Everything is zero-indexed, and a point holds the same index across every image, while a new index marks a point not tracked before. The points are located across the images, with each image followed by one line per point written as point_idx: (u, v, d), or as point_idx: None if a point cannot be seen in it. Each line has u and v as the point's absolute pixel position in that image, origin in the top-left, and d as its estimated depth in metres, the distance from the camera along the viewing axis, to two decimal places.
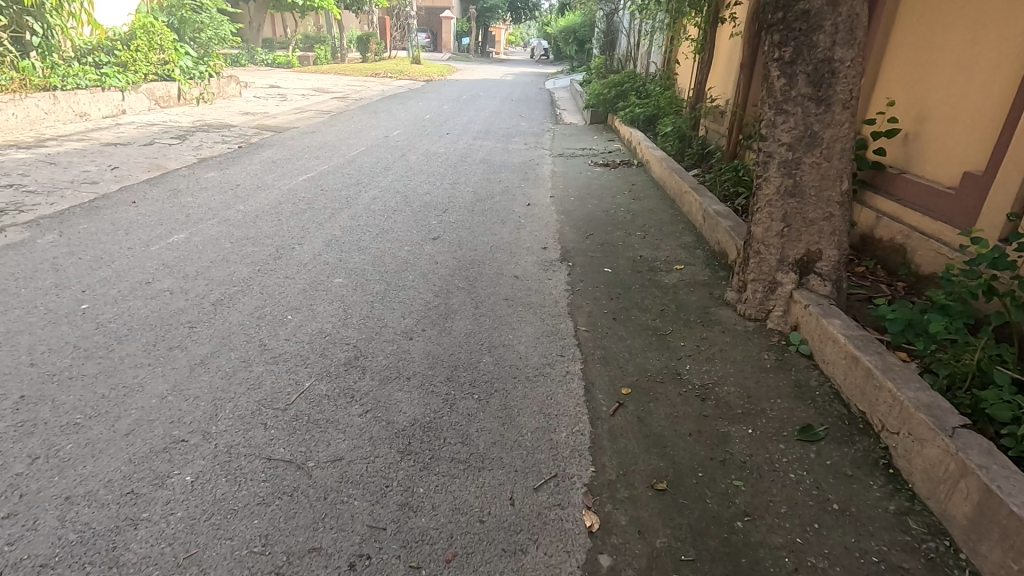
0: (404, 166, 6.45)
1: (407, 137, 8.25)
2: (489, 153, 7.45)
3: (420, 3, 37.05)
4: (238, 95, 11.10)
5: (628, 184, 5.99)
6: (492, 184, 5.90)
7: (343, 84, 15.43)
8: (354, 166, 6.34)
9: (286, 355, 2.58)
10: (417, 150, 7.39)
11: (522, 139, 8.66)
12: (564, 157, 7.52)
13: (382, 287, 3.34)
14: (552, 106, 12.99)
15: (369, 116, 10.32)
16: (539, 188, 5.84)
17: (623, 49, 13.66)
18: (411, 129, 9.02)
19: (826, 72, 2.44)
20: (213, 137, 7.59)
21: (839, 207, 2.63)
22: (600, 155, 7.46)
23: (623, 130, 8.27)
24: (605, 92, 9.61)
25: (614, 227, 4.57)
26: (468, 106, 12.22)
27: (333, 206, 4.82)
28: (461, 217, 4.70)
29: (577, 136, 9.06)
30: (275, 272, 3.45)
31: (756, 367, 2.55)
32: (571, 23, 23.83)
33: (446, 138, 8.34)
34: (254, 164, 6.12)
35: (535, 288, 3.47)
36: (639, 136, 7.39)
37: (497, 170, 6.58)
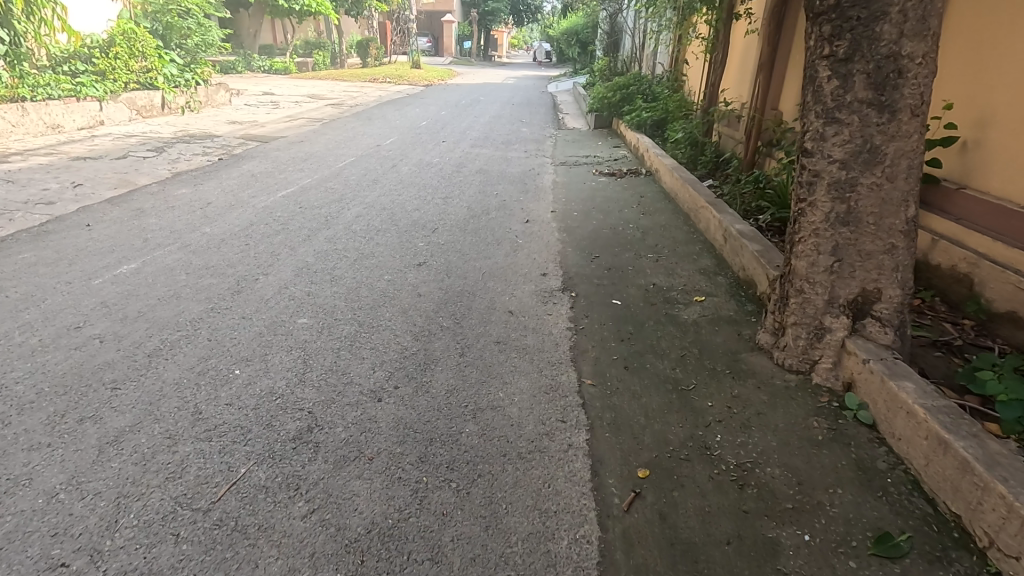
0: (393, 178, 5.99)
1: (400, 146, 7.78)
2: (486, 163, 6.98)
3: (421, 7, 36.72)
4: (228, 103, 10.70)
5: (636, 195, 5.50)
6: (488, 197, 5.42)
7: (339, 90, 15.02)
8: (340, 178, 5.88)
9: (222, 427, 2.10)
10: (410, 160, 6.92)
11: (522, 146, 8.18)
12: (566, 166, 7.03)
13: (352, 329, 2.86)
14: (554, 110, 12.51)
15: (362, 124, 9.87)
16: (538, 201, 5.36)
17: (629, 51, 13.19)
18: (406, 137, 8.55)
19: (891, 71, 1.93)
20: (193, 148, 7.15)
21: (904, 237, 2.13)
22: (604, 163, 6.97)
23: (629, 135, 7.77)
24: (610, 96, 9.12)
25: (622, 248, 4.07)
26: (467, 112, 11.76)
27: (310, 227, 4.36)
28: (451, 238, 4.22)
29: (580, 142, 8.56)
30: (230, 310, 2.98)
31: (805, 439, 2.05)
32: (574, 25, 23.37)
33: (442, 146, 7.86)
34: (231, 179, 5.67)
35: (531, 326, 2.98)
36: (647, 142, 6.90)
37: (494, 181, 6.10)
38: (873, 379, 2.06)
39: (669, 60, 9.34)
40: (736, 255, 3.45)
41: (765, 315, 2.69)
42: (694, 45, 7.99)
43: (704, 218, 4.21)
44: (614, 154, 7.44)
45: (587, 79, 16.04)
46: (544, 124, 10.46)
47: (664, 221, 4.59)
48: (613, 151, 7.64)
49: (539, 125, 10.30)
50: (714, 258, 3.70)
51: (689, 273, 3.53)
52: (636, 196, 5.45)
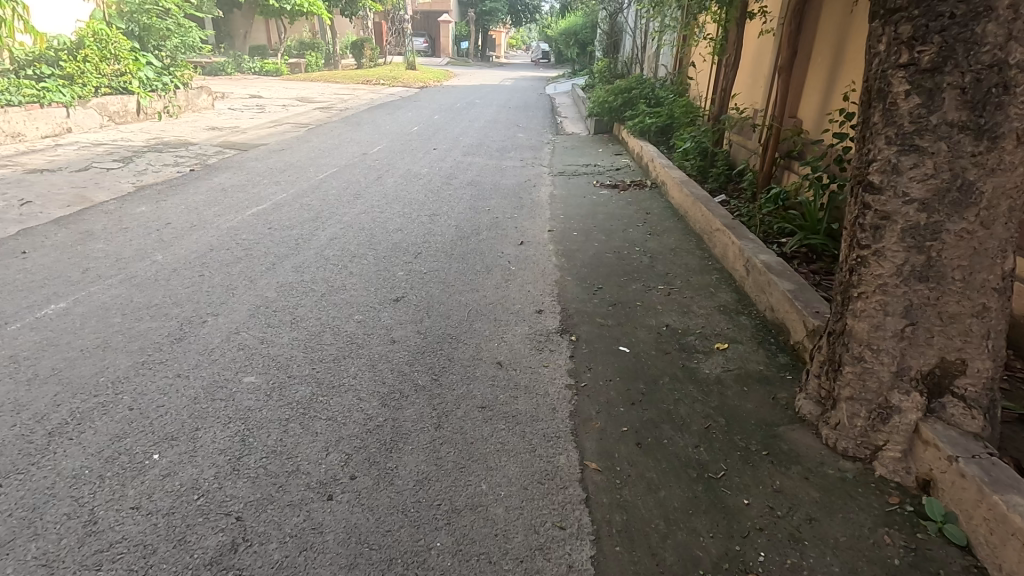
0: (377, 192, 5.52)
1: (388, 155, 7.31)
2: (478, 173, 6.50)
3: (417, 7, 36.24)
4: (210, 108, 10.24)
5: (641, 210, 5.02)
6: (479, 214, 4.95)
7: (331, 93, 14.55)
8: (320, 192, 5.42)
9: (119, 546, 1.63)
10: (397, 171, 6.45)
11: (518, 154, 7.70)
12: (565, 176, 6.55)
13: (308, 390, 2.39)
14: (552, 114, 12.02)
15: (350, 130, 9.39)
16: (534, 219, 4.88)
17: (630, 52, 12.72)
18: (395, 144, 8.08)
19: (996, 85, 1.46)
20: (164, 158, 6.66)
21: (998, 297, 1.66)
22: (606, 174, 6.50)
23: (632, 143, 7.31)
24: (610, 100, 8.64)
25: (628, 277, 3.60)
26: (461, 116, 11.28)
27: (278, 252, 3.89)
28: (435, 265, 3.76)
29: (579, 150, 8.09)
30: (165, 365, 2.51)
31: (877, 562, 1.57)
32: (573, 25, 22.88)
33: (432, 155, 7.39)
34: (199, 195, 5.20)
35: (523, 383, 2.51)
36: (652, 151, 6.42)
37: (486, 195, 5.62)
38: (963, 483, 1.59)
39: (673, 62, 8.86)
40: (761, 291, 2.98)
41: (805, 376, 2.22)
42: (701, 47, 7.53)
43: (720, 242, 3.75)
44: (616, 164, 6.97)
45: (587, 81, 15.55)
46: (541, 129, 9.99)
47: (674, 244, 4.12)
48: (615, 161, 7.16)
49: (536, 131, 9.82)
50: (735, 292, 3.23)
51: (708, 311, 3.06)
52: (641, 212, 4.97)
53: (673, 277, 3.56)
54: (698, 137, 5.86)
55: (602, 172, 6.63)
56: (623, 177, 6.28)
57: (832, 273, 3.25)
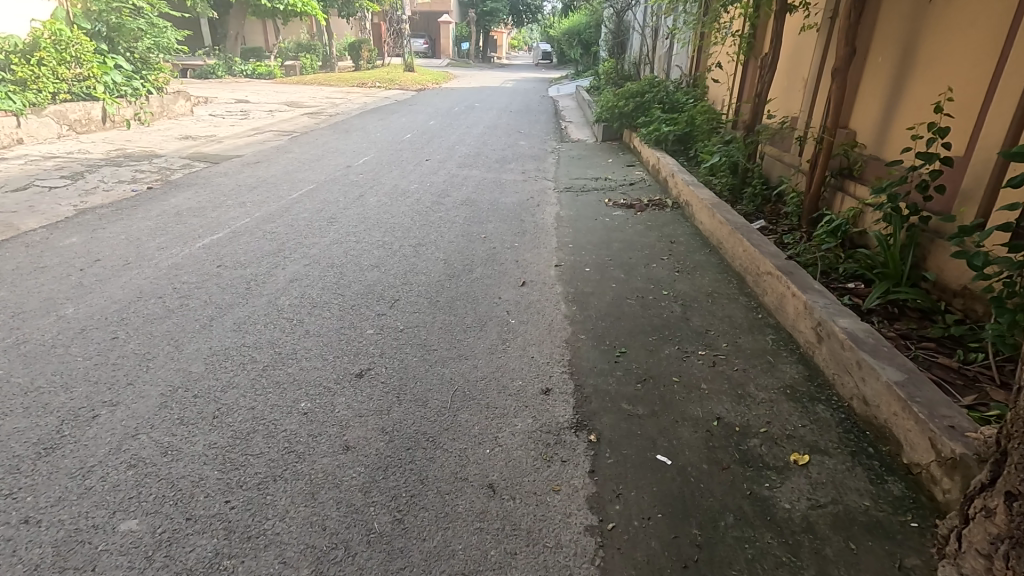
0: (356, 215, 4.76)
1: (375, 168, 6.55)
2: (474, 190, 5.74)
3: (417, 8, 35.52)
4: (188, 113, 9.62)
5: (664, 238, 4.26)
6: (473, 244, 4.19)
7: (322, 96, 13.80)
8: (289, 217, 4.67)
9: None
10: (382, 187, 5.68)
11: (519, 165, 6.95)
12: (572, 192, 5.79)
13: (210, 545, 1.64)
14: (556, 119, 11.24)
15: (337, 138, 8.66)
16: (539, 250, 4.11)
17: (638, 53, 11.94)
18: (383, 155, 7.33)
19: None
20: (121, 173, 5.93)
21: None
22: (619, 190, 5.74)
23: (647, 153, 6.55)
24: (621, 105, 7.86)
25: (658, 336, 2.84)
26: (459, 122, 10.51)
27: (222, 301, 3.15)
28: (415, 320, 3.00)
29: (587, 160, 7.35)
30: (12, 500, 1.76)
31: None
32: (576, 26, 22.10)
33: (423, 167, 6.65)
34: (147, 220, 4.46)
35: (524, 526, 1.75)
36: (672, 165, 5.66)
37: (482, 217, 4.85)
38: None
39: (690, 63, 8.07)
40: (845, 372, 2.22)
41: (951, 541, 1.48)
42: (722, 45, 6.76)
43: (771, 288, 2.99)
44: (628, 178, 6.21)
45: (591, 82, 14.77)
46: (545, 136, 9.24)
47: (710, 286, 3.36)
48: (628, 174, 6.40)
49: (539, 138, 9.03)
50: (803, 365, 2.47)
51: (772, 397, 2.30)
52: (664, 240, 4.21)
53: (717, 336, 2.79)
54: (727, 150, 5.08)
55: (614, 187, 5.87)
56: (639, 194, 5.52)
57: (928, 337, 2.49)
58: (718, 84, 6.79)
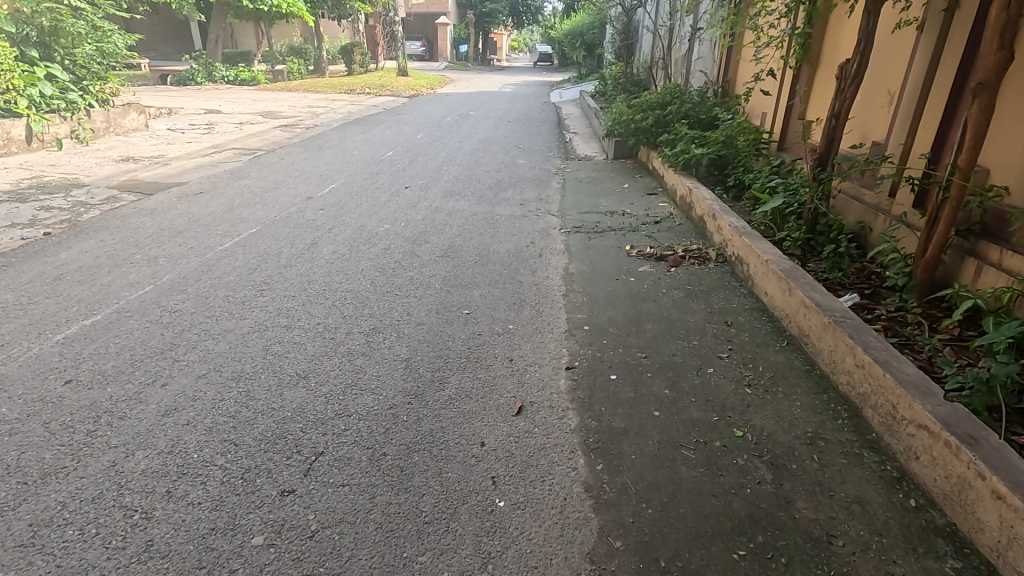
0: (300, 276, 3.60)
1: (342, 199, 5.38)
2: (459, 232, 4.56)
3: (412, 9, 34.38)
4: (141, 128, 8.49)
5: (714, 318, 3.07)
6: (450, 328, 3.01)
7: (303, 106, 12.63)
8: (208, 280, 3.50)
9: None
10: (343, 229, 4.52)
11: (517, 193, 5.78)
12: (583, 233, 4.61)
13: None
14: (560, 130, 10.08)
15: (307, 156, 7.52)
16: (540, 338, 2.94)
17: (651, 56, 10.75)
18: (356, 180, 6.18)
19: None
20: (21, 211, 4.79)
21: None
22: (642, 231, 4.56)
23: (674, 181, 5.37)
24: (636, 118, 6.66)
25: (749, 554, 1.66)
26: (450, 135, 9.32)
27: (36, 463, 1.98)
28: (340, 508, 1.83)
29: (598, 185, 6.17)
30: None
31: None
32: (579, 26, 20.87)
33: (400, 198, 5.48)
34: (8, 290, 3.29)
35: None
36: (710, 198, 4.48)
37: (466, 277, 3.68)
38: None
39: (719, 69, 6.89)
40: None
41: None
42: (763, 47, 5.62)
43: (929, 453, 1.81)
44: (652, 212, 5.03)
45: (597, 87, 13.56)
46: (547, 152, 8.08)
47: (808, 425, 2.17)
48: (650, 207, 5.22)
49: (541, 155, 7.84)
50: None
51: None
52: (714, 322, 3.03)
53: (852, 557, 1.62)
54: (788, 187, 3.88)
55: (635, 226, 4.69)
56: (669, 238, 4.33)
57: None
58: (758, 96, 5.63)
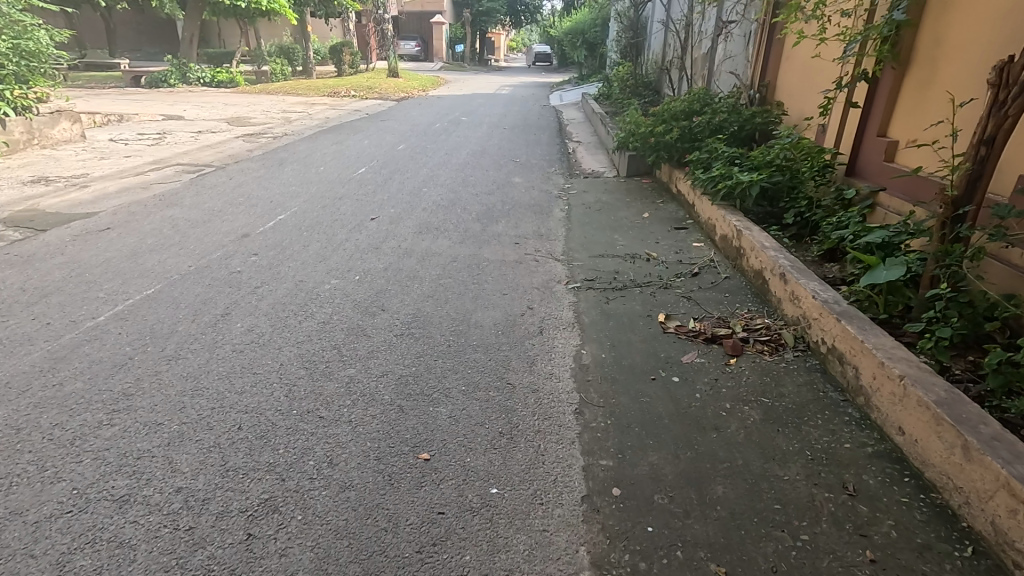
0: (184, 380, 2.43)
1: (286, 237, 4.21)
2: (431, 289, 3.40)
3: (404, 8, 33.07)
4: (74, 139, 7.28)
5: (822, 473, 1.92)
6: (393, 499, 1.84)
7: (276, 111, 11.44)
8: (39, 391, 2.32)
9: None
10: (273, 287, 3.36)
11: (511, 226, 4.60)
12: (598, 290, 3.46)
13: None
14: (563, 140, 8.91)
15: (262, 174, 6.33)
16: (540, 522, 1.78)
17: (664, 56, 9.51)
18: (312, 208, 4.99)
19: None
20: None
21: None
22: (678, 289, 3.41)
23: (711, 214, 4.19)
24: (657, 130, 5.50)
25: None
26: (436, 146, 8.14)
27: None
28: None
29: (612, 214, 5.01)
30: None
31: None
32: (580, 23, 19.56)
33: (361, 235, 4.30)
34: None
35: None
36: (768, 245, 3.32)
37: (431, 376, 2.52)
38: None
39: (756, 68, 5.71)
40: None
41: None
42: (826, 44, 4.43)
43: None
44: (685, 257, 3.88)
45: (601, 89, 12.33)
46: (547, 167, 6.91)
47: None
48: (681, 248, 4.07)
49: (540, 172, 6.66)
50: None
51: None
52: (825, 484, 1.87)
53: None
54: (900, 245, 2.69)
55: (666, 280, 3.55)
56: (716, 303, 3.18)
57: None
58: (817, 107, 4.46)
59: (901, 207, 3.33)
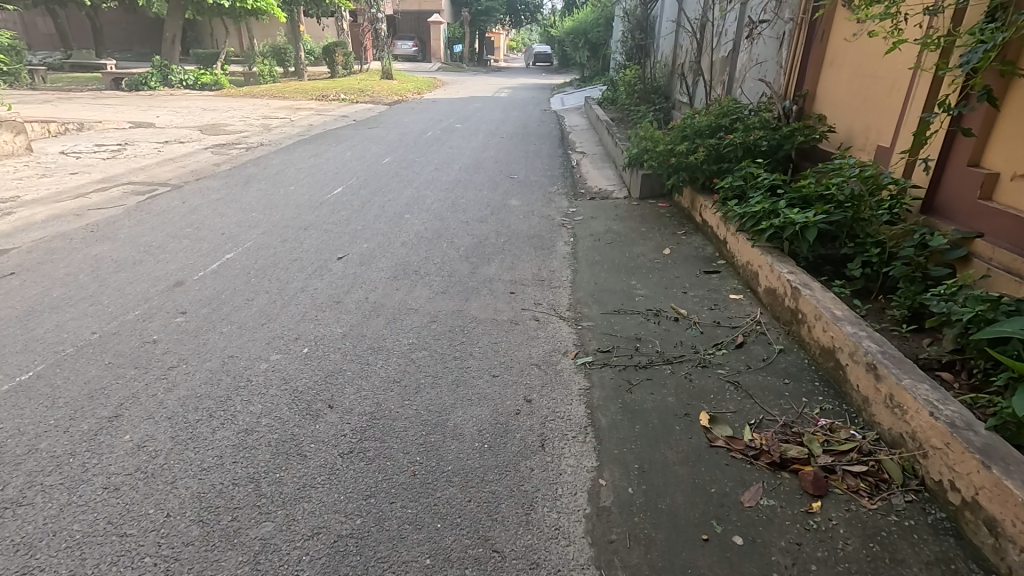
0: (12, 552, 1.64)
1: (228, 286, 3.43)
2: (399, 370, 2.62)
3: (400, 6, 32.20)
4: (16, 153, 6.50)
5: None
6: None
7: (258, 117, 10.66)
8: None
9: None
10: (193, 366, 2.58)
11: (505, 268, 3.82)
12: (617, 369, 2.67)
13: None
14: (566, 151, 8.15)
15: (222, 194, 5.54)
16: None
17: (675, 58, 8.73)
18: (270, 242, 4.22)
19: None
20: None
21: None
22: (720, 371, 2.62)
23: (752, 256, 3.39)
24: (679, 147, 4.71)
25: None
26: (425, 158, 7.35)
27: None
28: None
29: (626, 249, 4.22)
30: None
31: None
32: (583, 24, 18.74)
33: (322, 282, 3.53)
34: None
35: None
36: (840, 314, 2.52)
37: (382, 538, 1.74)
38: None
39: (792, 77, 4.92)
40: None
41: None
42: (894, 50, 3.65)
43: None
44: (722, 318, 3.09)
45: (607, 93, 11.51)
46: (549, 186, 6.12)
47: None
48: (716, 302, 3.28)
49: (541, 192, 5.87)
50: None
51: None
52: None
53: None
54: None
55: (704, 354, 2.76)
56: (775, 397, 2.40)
57: None
58: (886, 126, 3.70)
59: (1014, 263, 2.56)
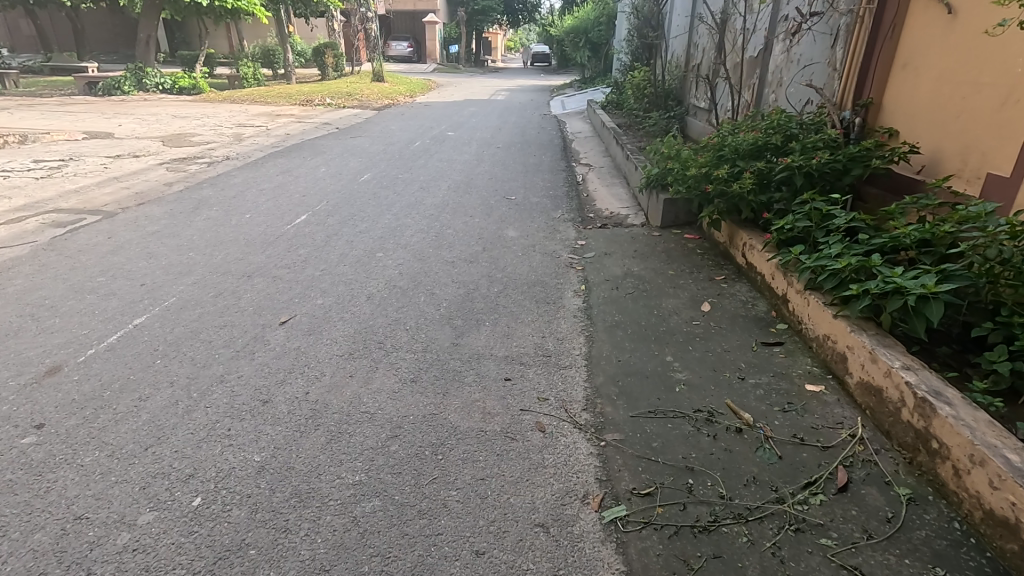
0: None
1: (117, 376, 2.50)
2: (332, 544, 1.71)
3: (394, 6, 31.23)
4: None
5: None
6: None
7: (231, 125, 9.75)
8: None
9: None
10: (8, 546, 1.66)
11: (497, 338, 2.91)
12: (666, 537, 1.75)
13: None
14: (569, 162, 7.25)
15: (160, 225, 4.62)
16: None
17: (690, 60, 7.83)
18: (197, 298, 3.30)
19: None
20: None
21: None
22: (826, 541, 1.70)
23: (836, 331, 2.47)
24: (717, 170, 3.80)
25: None
26: (410, 175, 6.44)
27: None
28: None
29: (655, 303, 3.31)
30: None
31: None
32: (585, 23, 17.81)
33: (250, 364, 2.62)
34: None
35: None
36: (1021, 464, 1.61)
37: None
38: None
39: (848, 79, 3.98)
40: None
41: None
42: (1016, 48, 2.73)
43: None
44: (806, 430, 2.18)
45: (612, 96, 10.59)
46: (552, 210, 5.21)
47: None
48: (790, 399, 2.37)
49: (543, 218, 4.96)
50: None
51: None
52: None
53: None
54: None
55: (793, 504, 1.84)
56: None
57: None
58: (1006, 147, 2.77)
59: None
